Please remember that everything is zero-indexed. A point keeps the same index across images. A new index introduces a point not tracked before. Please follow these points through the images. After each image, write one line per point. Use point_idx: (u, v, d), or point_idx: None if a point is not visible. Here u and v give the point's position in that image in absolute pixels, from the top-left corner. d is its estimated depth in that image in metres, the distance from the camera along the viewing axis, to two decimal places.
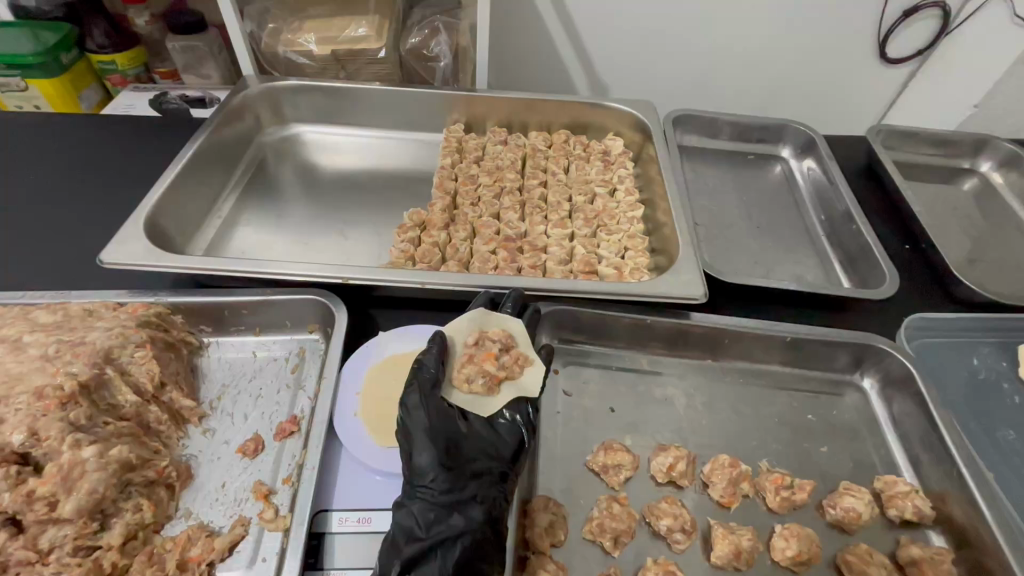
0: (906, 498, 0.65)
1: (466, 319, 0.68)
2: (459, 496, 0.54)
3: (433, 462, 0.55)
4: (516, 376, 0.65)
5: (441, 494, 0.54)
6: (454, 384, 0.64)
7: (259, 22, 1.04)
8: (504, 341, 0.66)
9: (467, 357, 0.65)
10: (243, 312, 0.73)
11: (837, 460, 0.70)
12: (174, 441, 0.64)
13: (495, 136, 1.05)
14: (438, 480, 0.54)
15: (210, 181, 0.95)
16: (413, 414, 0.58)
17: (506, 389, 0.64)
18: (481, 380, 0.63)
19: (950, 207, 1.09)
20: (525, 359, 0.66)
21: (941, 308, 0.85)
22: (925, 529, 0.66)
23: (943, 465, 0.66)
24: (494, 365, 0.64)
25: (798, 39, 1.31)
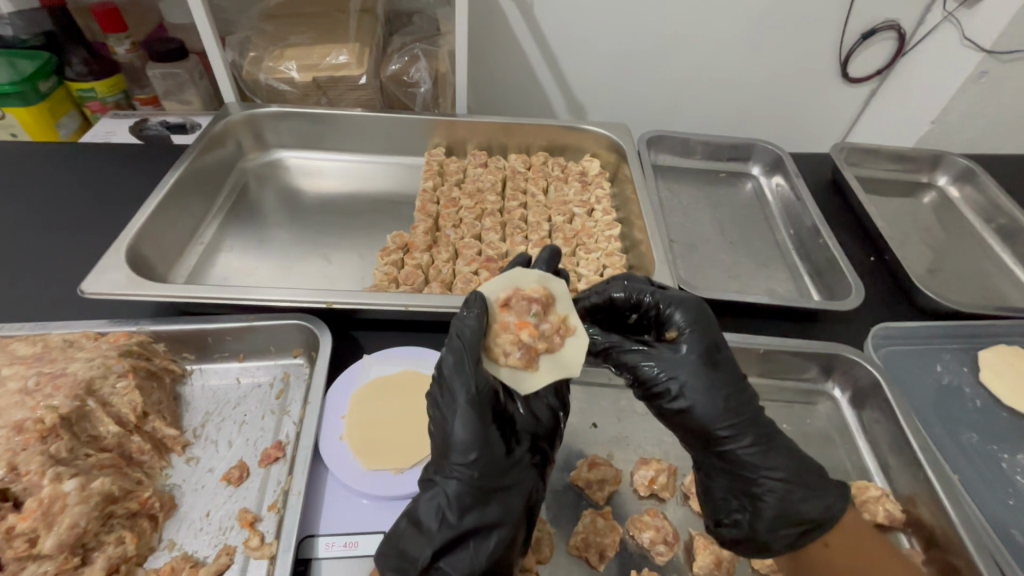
0: (879, 502, 0.67)
1: (498, 281, 0.60)
2: (499, 484, 0.50)
3: (481, 443, 0.49)
4: (556, 348, 0.58)
5: (481, 480, 0.50)
6: (491, 356, 0.56)
7: (240, 51, 1.07)
8: (543, 303, 0.58)
9: (500, 327, 0.57)
10: (227, 339, 0.73)
11: None
12: (157, 471, 0.63)
13: (475, 159, 1.08)
14: (483, 462, 0.49)
15: (191, 207, 0.95)
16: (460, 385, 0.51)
17: (546, 365, 0.57)
18: (519, 352, 0.56)
19: (911, 220, 1.14)
20: (566, 329, 0.59)
21: (905, 317, 0.89)
22: (897, 533, 0.68)
23: (911, 468, 0.69)
24: (533, 335, 0.57)
25: (764, 62, 1.37)
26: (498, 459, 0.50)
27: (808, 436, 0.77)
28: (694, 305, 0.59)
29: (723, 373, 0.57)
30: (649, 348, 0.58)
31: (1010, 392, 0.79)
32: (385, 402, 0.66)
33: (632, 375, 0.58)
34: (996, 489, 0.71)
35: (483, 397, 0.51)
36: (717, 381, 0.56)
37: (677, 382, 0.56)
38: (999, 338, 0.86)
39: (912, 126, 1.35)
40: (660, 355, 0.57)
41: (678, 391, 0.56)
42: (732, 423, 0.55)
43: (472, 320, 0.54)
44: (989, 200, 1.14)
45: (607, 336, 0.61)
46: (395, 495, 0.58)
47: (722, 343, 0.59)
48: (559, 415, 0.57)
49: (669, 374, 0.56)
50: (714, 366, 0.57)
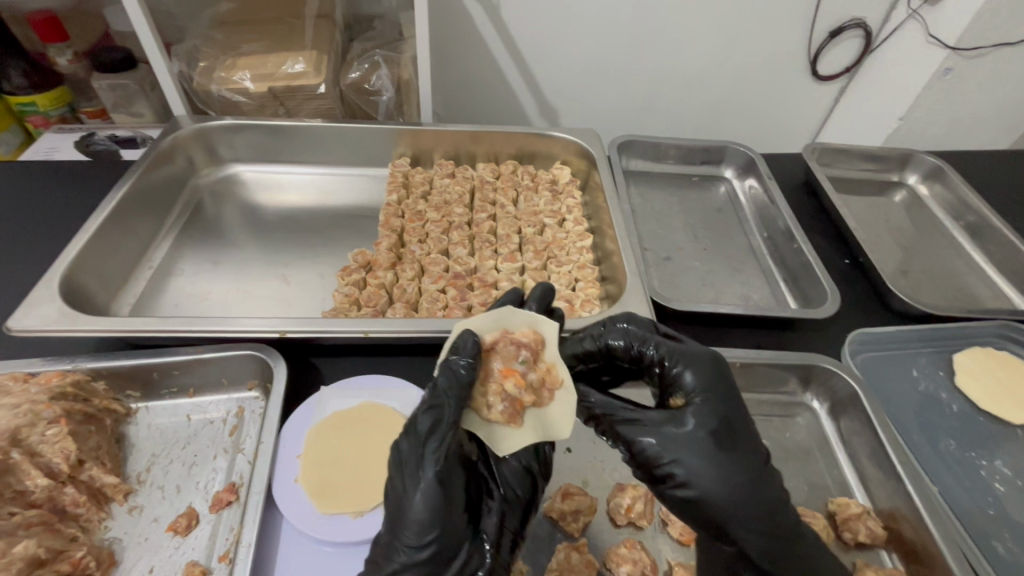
0: (860, 519, 0.66)
1: (489, 319, 0.57)
2: (454, 565, 0.47)
3: (439, 521, 0.46)
4: (544, 403, 0.54)
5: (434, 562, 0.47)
6: (472, 408, 0.54)
7: (188, 62, 1.01)
8: (532, 353, 0.55)
9: (486, 373, 0.54)
10: (174, 373, 0.68)
11: (790, 484, 0.72)
12: (96, 525, 0.58)
13: (442, 169, 1.04)
14: (437, 543, 0.47)
15: (137, 229, 0.89)
16: (427, 451, 0.48)
17: (532, 422, 0.53)
18: (503, 406, 0.53)
19: (883, 220, 1.14)
20: (556, 382, 0.55)
21: (880, 322, 0.88)
22: (878, 549, 0.67)
23: (890, 482, 0.68)
24: (520, 388, 0.53)
25: (734, 62, 1.36)
26: (454, 536, 0.47)
27: (787, 450, 0.75)
28: (705, 368, 0.53)
29: (733, 451, 0.50)
30: (650, 418, 0.52)
31: (986, 396, 0.79)
32: (344, 438, 0.62)
33: (630, 449, 0.52)
34: (975, 497, 0.70)
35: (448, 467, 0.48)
36: (728, 460, 0.49)
37: (680, 461, 0.50)
38: (973, 340, 0.86)
39: (881, 123, 1.34)
40: (662, 428, 0.51)
41: (682, 471, 0.49)
42: (740, 506, 0.49)
43: (458, 372, 0.50)
44: (958, 198, 1.14)
45: (606, 403, 0.55)
46: (355, 540, 0.55)
47: (739, 413, 0.52)
48: (530, 479, 0.54)
49: (671, 451, 0.50)
50: (725, 442, 0.50)
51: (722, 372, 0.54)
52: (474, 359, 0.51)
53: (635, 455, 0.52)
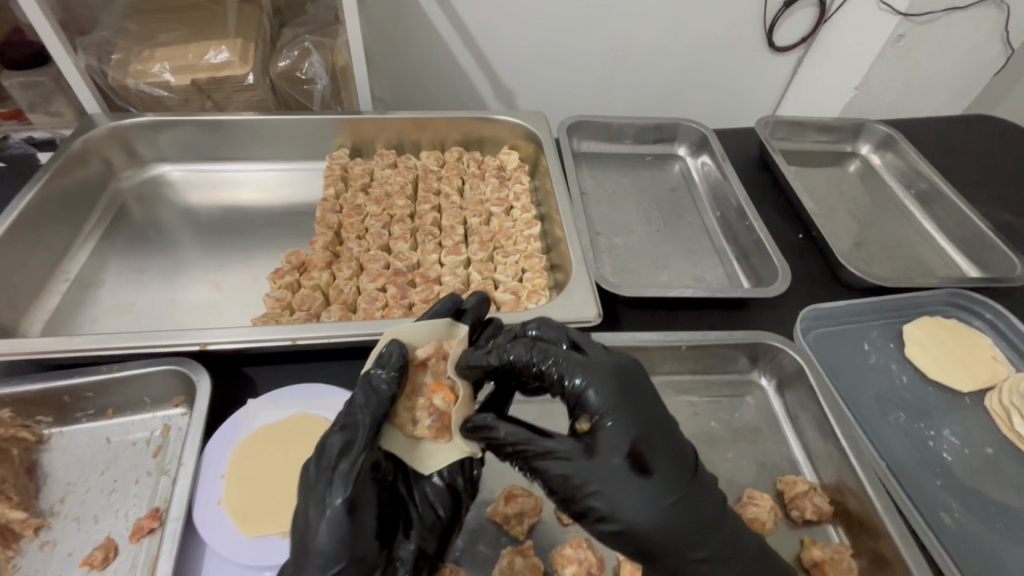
0: (807, 497, 0.66)
1: (426, 332, 0.58)
2: None
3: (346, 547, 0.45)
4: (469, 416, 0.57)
5: None
6: (398, 424, 0.56)
7: (100, 56, 0.93)
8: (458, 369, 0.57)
9: (412, 390, 0.56)
10: (89, 395, 0.64)
11: (741, 465, 0.71)
12: (2, 564, 0.54)
13: (383, 159, 0.98)
14: (345, 570, 0.46)
15: (49, 240, 0.83)
16: (334, 472, 0.47)
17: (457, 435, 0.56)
18: (428, 421, 0.55)
19: (837, 191, 1.13)
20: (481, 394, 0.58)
21: (831, 296, 0.87)
22: (826, 526, 0.67)
23: (837, 458, 0.67)
24: (445, 402, 0.56)
25: (688, 36, 1.32)
26: (363, 562, 0.47)
27: (739, 431, 0.74)
28: (612, 382, 0.50)
29: (652, 471, 0.48)
30: (568, 451, 0.49)
31: (935, 365, 0.78)
32: (272, 454, 0.59)
33: (554, 485, 0.49)
34: (923, 467, 0.70)
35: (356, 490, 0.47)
36: (649, 484, 0.47)
37: (602, 493, 0.47)
38: (922, 310, 0.86)
39: (839, 93, 1.32)
40: (581, 460, 0.48)
41: (607, 505, 0.47)
42: (669, 529, 0.47)
43: (377, 389, 0.50)
44: (910, 166, 1.14)
45: (522, 439, 0.50)
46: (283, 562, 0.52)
47: (652, 430, 0.49)
48: (453, 497, 0.54)
49: (593, 485, 0.47)
50: (643, 463, 0.48)
51: (631, 384, 0.51)
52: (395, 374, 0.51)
53: (559, 491, 0.49)
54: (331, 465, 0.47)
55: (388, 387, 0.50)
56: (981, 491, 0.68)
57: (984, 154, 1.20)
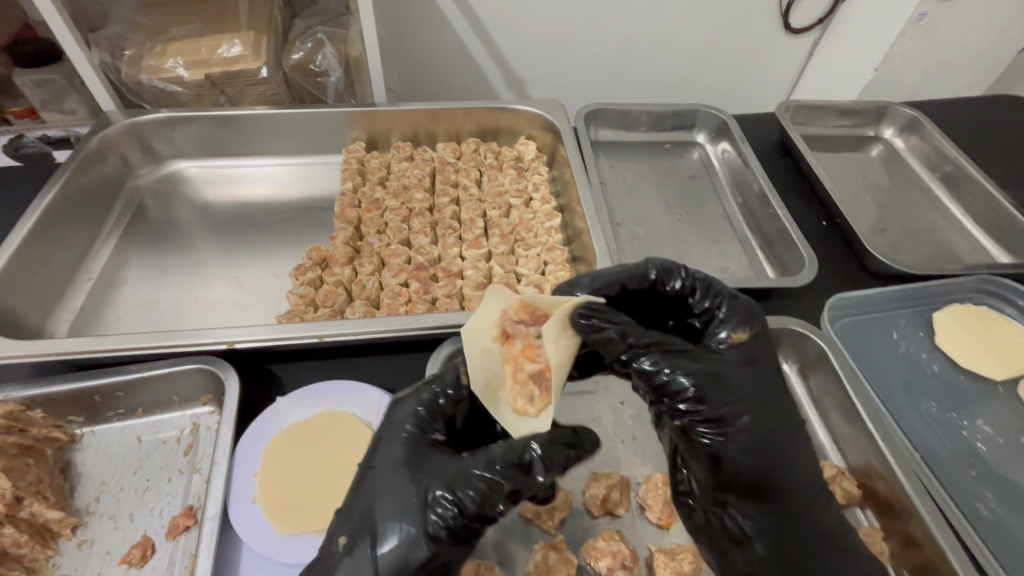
0: (836, 482, 0.65)
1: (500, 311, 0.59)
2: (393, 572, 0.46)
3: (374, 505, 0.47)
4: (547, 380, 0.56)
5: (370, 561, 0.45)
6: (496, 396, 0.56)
7: (112, 51, 0.92)
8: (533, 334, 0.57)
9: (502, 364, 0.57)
10: (119, 395, 0.64)
11: None
12: (42, 563, 0.55)
13: (399, 152, 0.97)
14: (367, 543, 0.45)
15: (70, 239, 0.83)
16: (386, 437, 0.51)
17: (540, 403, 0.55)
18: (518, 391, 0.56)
19: (860, 176, 1.11)
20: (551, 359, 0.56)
21: (857, 284, 0.86)
22: (856, 511, 0.66)
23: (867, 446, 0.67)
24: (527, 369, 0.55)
25: (704, 19, 1.29)
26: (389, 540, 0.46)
27: None
28: (744, 313, 0.57)
29: (766, 398, 0.53)
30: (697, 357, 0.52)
31: (967, 353, 0.77)
32: (303, 450, 0.59)
33: (673, 389, 0.51)
34: (956, 458, 0.69)
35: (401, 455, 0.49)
36: (759, 400, 0.52)
37: (725, 398, 0.51)
38: (952, 297, 0.84)
39: (857, 74, 1.28)
40: (710, 367, 0.52)
41: (727, 409, 0.51)
42: (767, 445, 0.51)
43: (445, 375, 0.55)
44: (935, 149, 1.11)
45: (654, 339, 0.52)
46: None
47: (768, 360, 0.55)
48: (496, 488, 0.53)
49: (715, 393, 0.51)
50: (759, 384, 0.53)
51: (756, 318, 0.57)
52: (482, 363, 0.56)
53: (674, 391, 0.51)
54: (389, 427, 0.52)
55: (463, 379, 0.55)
56: (1016, 481, 0.67)
57: (1011, 136, 1.17)
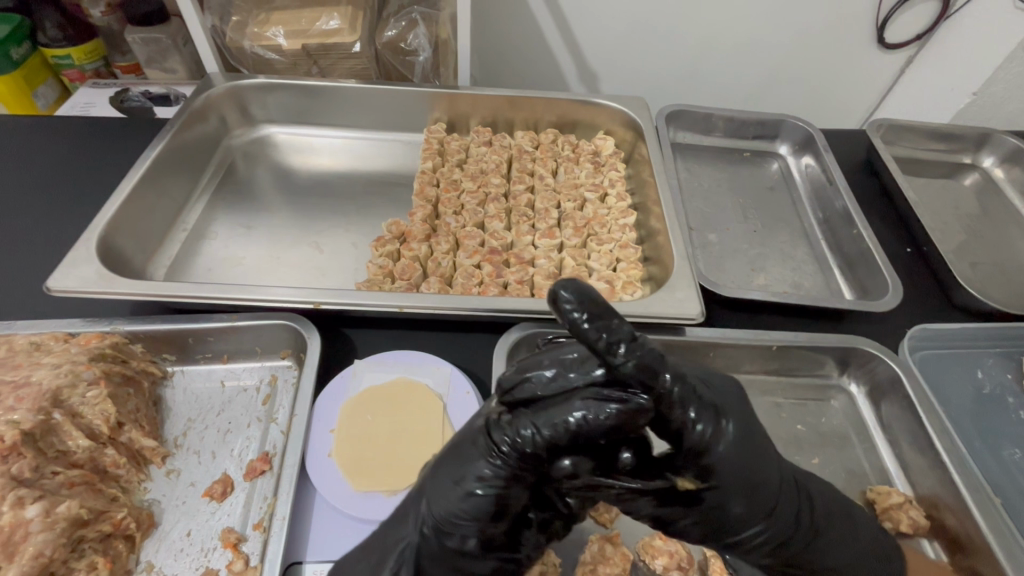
0: (901, 509, 0.63)
1: None
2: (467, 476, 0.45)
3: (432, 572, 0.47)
4: None
5: (450, 483, 0.46)
6: None
7: (222, 15, 0.93)
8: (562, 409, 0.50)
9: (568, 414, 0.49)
10: (209, 340, 0.68)
11: (828, 471, 0.69)
12: (135, 485, 0.59)
13: (479, 136, 0.99)
14: (434, 477, 0.47)
15: (170, 190, 0.88)
16: (447, 512, 0.45)
17: None
18: None
19: (952, 205, 1.05)
20: None
21: (941, 317, 0.82)
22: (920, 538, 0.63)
23: (936, 477, 0.64)
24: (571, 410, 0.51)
25: (801, 26, 1.23)
26: (461, 456, 0.46)
27: (824, 436, 0.72)
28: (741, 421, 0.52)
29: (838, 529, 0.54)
30: (724, 457, 0.47)
31: None
32: (377, 414, 0.62)
33: (670, 518, 0.48)
34: None
35: (458, 537, 0.46)
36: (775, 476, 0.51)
37: (729, 509, 0.48)
38: None
39: (952, 98, 1.21)
40: (735, 462, 0.47)
41: (742, 519, 0.48)
42: (787, 524, 0.50)
43: (528, 423, 0.43)
44: None
45: (706, 439, 0.46)
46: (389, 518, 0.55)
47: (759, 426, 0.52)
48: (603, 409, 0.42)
49: (716, 512, 0.48)
50: (764, 458, 0.50)
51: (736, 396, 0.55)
52: (591, 321, 0.39)
53: (671, 523, 0.48)
54: (438, 491, 0.46)
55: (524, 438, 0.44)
56: None
57: None
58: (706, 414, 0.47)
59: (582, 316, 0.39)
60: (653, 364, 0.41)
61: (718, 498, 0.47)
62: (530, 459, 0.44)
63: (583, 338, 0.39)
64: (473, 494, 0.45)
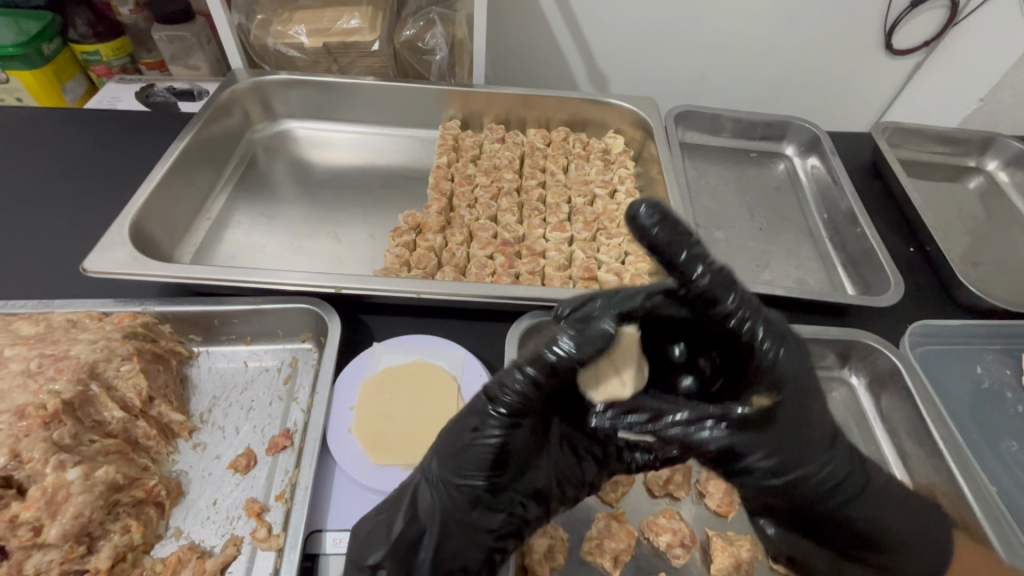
0: None
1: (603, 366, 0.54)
2: (472, 429, 0.48)
3: (443, 526, 0.49)
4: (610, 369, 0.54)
5: (457, 439, 0.49)
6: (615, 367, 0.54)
7: (248, 13, 0.97)
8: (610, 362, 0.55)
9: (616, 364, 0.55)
10: (234, 322, 0.71)
11: None
12: (163, 457, 0.62)
13: (492, 134, 1.02)
14: (444, 438, 0.50)
15: (197, 180, 0.92)
16: (451, 466, 0.48)
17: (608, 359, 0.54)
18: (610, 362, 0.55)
19: (955, 207, 1.07)
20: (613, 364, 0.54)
21: (942, 314, 0.84)
22: None
23: (934, 465, 0.66)
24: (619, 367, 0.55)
25: (809, 32, 1.26)
26: (466, 413, 0.49)
27: None
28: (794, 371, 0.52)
29: (886, 493, 0.54)
30: (782, 384, 0.48)
31: None
32: (395, 393, 0.65)
33: (736, 459, 0.48)
34: None
35: (468, 490, 0.49)
36: (829, 426, 0.51)
37: (795, 448, 0.48)
38: None
39: (957, 104, 1.24)
40: (786, 389, 0.48)
41: (807, 455, 0.48)
42: (844, 472, 0.51)
43: (517, 370, 0.46)
44: None
45: (758, 357, 0.48)
46: None
47: (814, 371, 0.52)
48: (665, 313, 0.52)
49: (788, 447, 0.48)
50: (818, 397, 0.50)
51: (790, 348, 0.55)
52: (662, 236, 0.48)
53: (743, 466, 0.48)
54: (445, 447, 0.49)
55: (524, 386, 0.46)
56: None
57: None
58: (767, 336, 0.49)
59: (657, 232, 0.48)
60: (719, 287, 0.48)
61: (779, 431, 0.48)
62: (526, 405, 0.47)
63: (655, 249, 0.49)
64: (475, 446, 0.48)
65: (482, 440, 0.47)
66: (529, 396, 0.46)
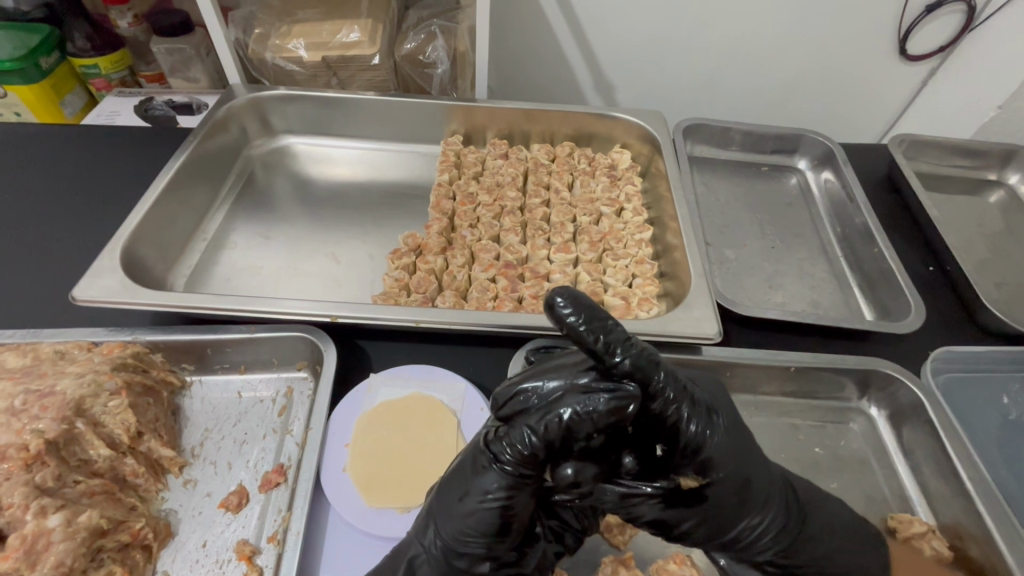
0: (923, 538, 0.62)
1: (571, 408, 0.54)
2: (473, 492, 0.47)
3: None
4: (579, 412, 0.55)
5: (456, 501, 0.48)
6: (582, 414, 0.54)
7: (245, 28, 0.95)
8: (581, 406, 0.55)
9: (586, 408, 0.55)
10: (227, 350, 0.68)
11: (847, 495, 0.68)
12: (153, 494, 0.60)
13: (495, 149, 0.99)
14: (439, 500, 0.49)
15: (193, 199, 0.90)
16: (451, 531, 0.48)
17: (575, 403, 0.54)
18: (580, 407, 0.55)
19: (976, 222, 1.03)
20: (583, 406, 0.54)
21: (965, 338, 0.80)
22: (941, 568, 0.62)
23: (959, 505, 0.63)
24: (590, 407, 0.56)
25: (821, 40, 1.22)
26: (465, 474, 0.48)
27: (843, 460, 0.71)
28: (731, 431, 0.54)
29: (819, 522, 0.59)
30: (723, 458, 0.49)
31: None
32: (392, 428, 0.62)
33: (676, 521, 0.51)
34: None
35: (467, 555, 0.48)
36: (765, 476, 0.54)
37: (732, 508, 0.52)
38: None
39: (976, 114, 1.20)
40: (730, 460, 0.50)
41: (744, 510, 0.52)
42: (777, 515, 0.55)
43: (523, 429, 0.45)
44: None
45: (698, 439, 0.48)
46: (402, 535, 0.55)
47: (747, 426, 0.55)
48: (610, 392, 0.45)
49: (721, 510, 0.51)
50: (754, 451, 0.53)
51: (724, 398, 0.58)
52: (584, 325, 0.42)
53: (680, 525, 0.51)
54: (444, 511, 0.48)
55: (525, 449, 0.45)
56: None
57: None
58: (701, 415, 0.48)
59: (578, 320, 0.42)
60: (646, 366, 0.45)
61: (716, 496, 0.51)
62: (530, 468, 0.46)
63: (581, 341, 0.42)
64: (477, 511, 0.47)
65: (485, 504, 0.47)
66: (531, 460, 0.46)
